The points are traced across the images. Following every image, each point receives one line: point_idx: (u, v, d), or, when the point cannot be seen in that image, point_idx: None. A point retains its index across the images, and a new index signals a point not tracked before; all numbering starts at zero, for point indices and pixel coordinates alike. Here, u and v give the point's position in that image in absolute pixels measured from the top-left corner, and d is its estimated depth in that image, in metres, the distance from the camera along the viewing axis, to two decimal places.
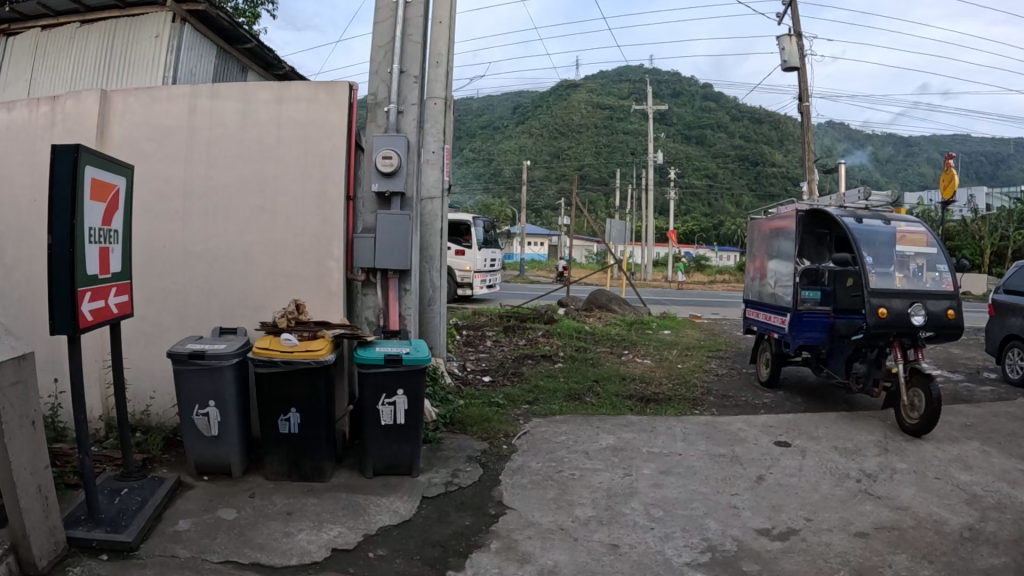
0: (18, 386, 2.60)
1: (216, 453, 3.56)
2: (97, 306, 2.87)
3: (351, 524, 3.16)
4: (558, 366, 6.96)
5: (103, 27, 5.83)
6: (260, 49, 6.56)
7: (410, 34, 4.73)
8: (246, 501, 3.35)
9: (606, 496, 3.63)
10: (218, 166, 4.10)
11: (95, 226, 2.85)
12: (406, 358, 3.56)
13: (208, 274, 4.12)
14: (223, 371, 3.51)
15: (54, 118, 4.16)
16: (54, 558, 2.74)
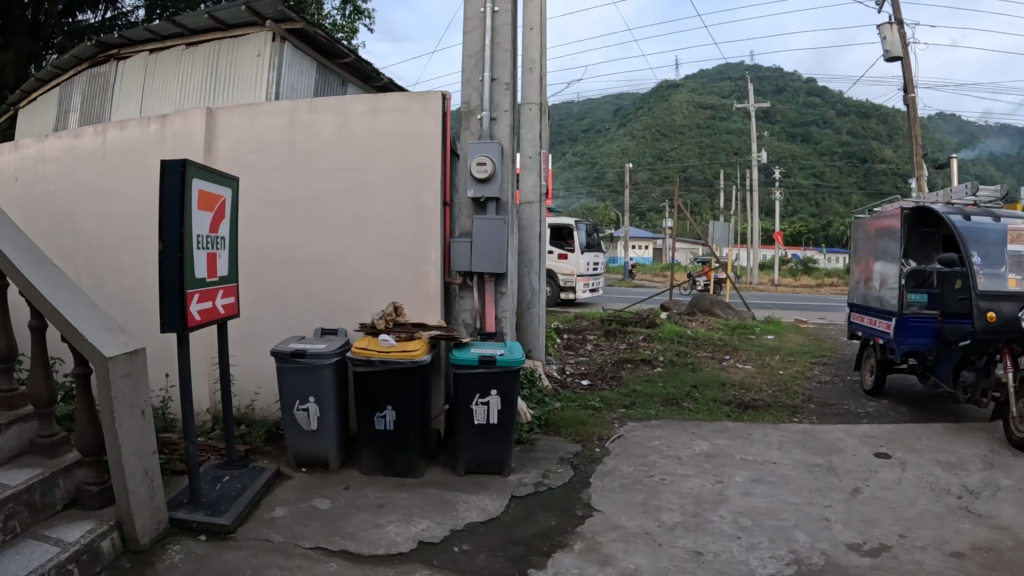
0: (130, 377, 2.82)
1: (315, 446, 3.75)
2: (205, 307, 3.07)
3: (439, 519, 3.27)
4: (657, 371, 6.96)
5: (206, 50, 6.22)
6: (358, 63, 6.75)
7: (500, 43, 4.80)
8: (340, 493, 3.52)
9: (694, 503, 3.65)
10: (317, 176, 4.30)
11: (203, 233, 3.04)
12: (500, 360, 3.65)
13: (310, 278, 4.33)
14: (322, 370, 3.68)
15: (164, 135, 4.45)
16: (156, 536, 2.96)
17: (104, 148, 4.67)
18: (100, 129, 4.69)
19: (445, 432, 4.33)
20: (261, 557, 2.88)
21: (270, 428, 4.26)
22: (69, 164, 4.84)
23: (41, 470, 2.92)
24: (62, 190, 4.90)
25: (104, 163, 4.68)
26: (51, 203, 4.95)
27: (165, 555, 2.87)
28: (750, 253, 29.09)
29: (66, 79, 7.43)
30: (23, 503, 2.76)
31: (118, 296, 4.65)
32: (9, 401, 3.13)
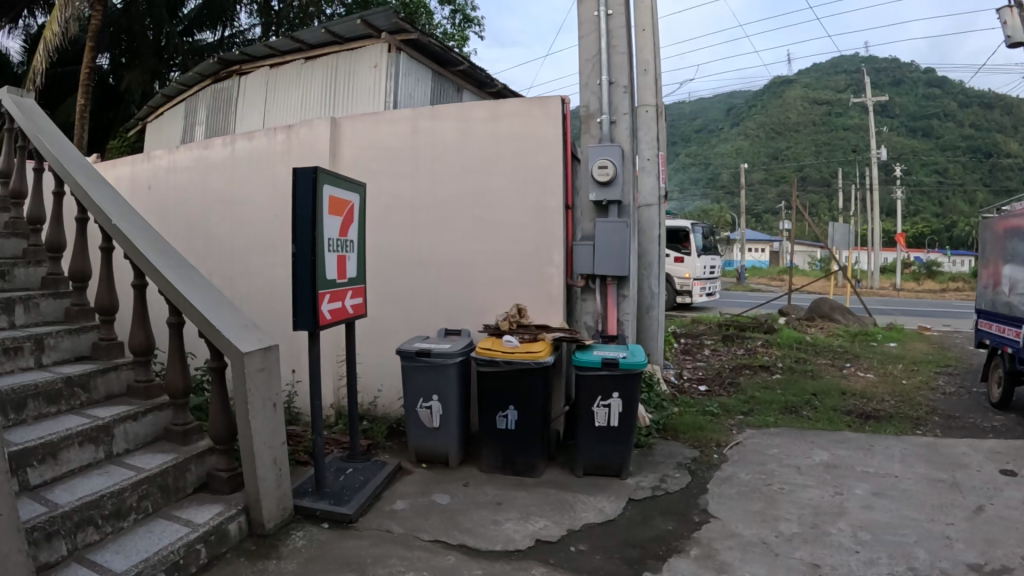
0: (263, 372, 2.98)
1: (437, 443, 3.85)
2: (335, 307, 3.22)
3: (556, 518, 3.31)
4: (776, 378, 6.77)
5: (326, 62, 6.51)
6: (472, 70, 6.88)
7: (615, 46, 4.79)
8: (459, 489, 3.61)
9: (813, 514, 3.54)
10: (440, 181, 4.42)
11: (333, 237, 3.18)
12: (622, 362, 3.65)
13: (435, 280, 4.46)
14: (446, 369, 3.78)
15: (290, 146, 4.65)
16: (281, 522, 3.11)
17: (233, 158, 4.94)
18: (229, 140, 4.97)
19: (564, 434, 4.37)
20: (384, 546, 2.99)
21: (393, 424, 4.40)
22: (199, 174, 5.15)
23: (175, 456, 3.11)
24: (194, 198, 5.22)
25: (233, 172, 4.95)
26: (184, 209, 5.27)
27: (289, 540, 3.02)
28: (872, 254, 27.94)
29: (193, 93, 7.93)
30: (156, 486, 2.93)
31: (250, 298, 4.92)
32: (148, 391, 3.37)
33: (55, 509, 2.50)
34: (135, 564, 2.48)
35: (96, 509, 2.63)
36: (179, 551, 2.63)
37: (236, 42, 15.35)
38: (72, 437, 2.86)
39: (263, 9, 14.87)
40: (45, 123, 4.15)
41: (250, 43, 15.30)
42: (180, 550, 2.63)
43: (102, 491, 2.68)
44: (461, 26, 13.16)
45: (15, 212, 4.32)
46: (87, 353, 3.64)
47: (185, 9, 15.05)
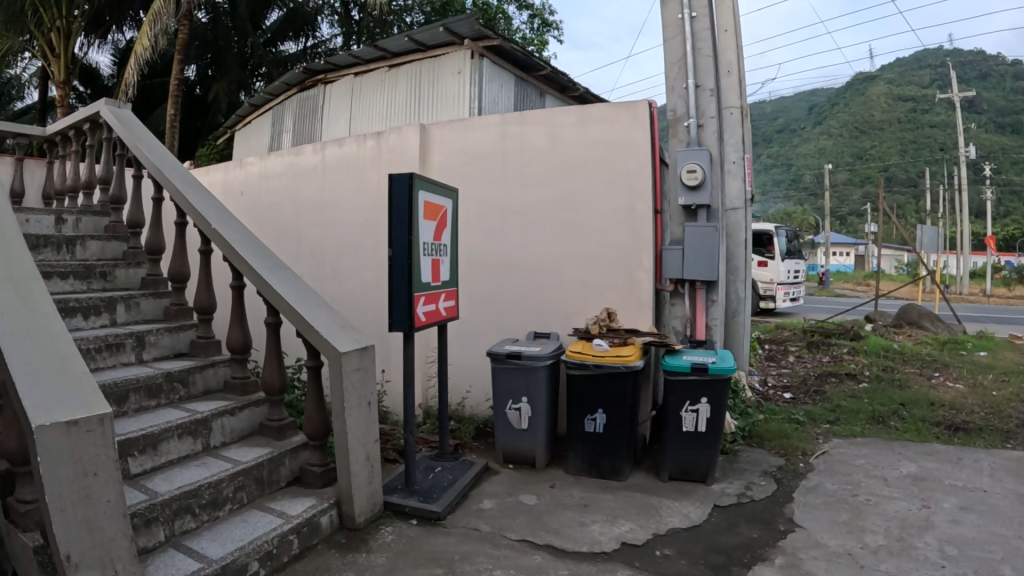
0: (360, 371, 3.09)
1: (524, 444, 3.91)
2: (430, 309, 3.30)
3: (642, 522, 3.32)
4: (863, 386, 6.58)
5: (410, 69, 6.77)
6: (554, 74, 6.97)
7: (701, 48, 4.76)
8: (546, 490, 3.66)
9: (899, 527, 3.44)
10: (530, 185, 4.49)
11: (428, 241, 3.26)
12: (711, 367, 3.63)
13: (525, 284, 4.52)
14: (536, 371, 3.83)
15: (381, 150, 4.83)
16: (370, 516, 3.21)
17: (324, 164, 5.12)
18: (320, 147, 5.14)
19: (650, 438, 4.37)
20: (472, 543, 3.06)
21: (480, 425, 4.50)
22: (291, 179, 5.35)
23: (270, 450, 3.25)
24: (285, 203, 5.43)
25: (324, 178, 5.15)
26: (278, 212, 5.49)
27: (379, 534, 3.11)
28: (961, 259, 26.81)
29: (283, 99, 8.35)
30: (252, 478, 3.07)
31: (341, 299, 5.10)
32: (244, 387, 3.53)
33: (155, 496, 2.65)
34: (231, 551, 2.60)
35: (193, 498, 2.77)
36: (272, 541, 2.73)
37: (320, 50, 15.78)
38: (172, 429, 3.02)
39: (342, 17, 15.26)
40: (143, 133, 4.36)
41: (332, 52, 15.74)
42: (274, 540, 2.74)
43: (200, 482, 2.82)
44: (536, 31, 13.25)
45: (117, 216, 4.57)
46: (185, 350, 3.84)
47: (269, 20, 15.60)
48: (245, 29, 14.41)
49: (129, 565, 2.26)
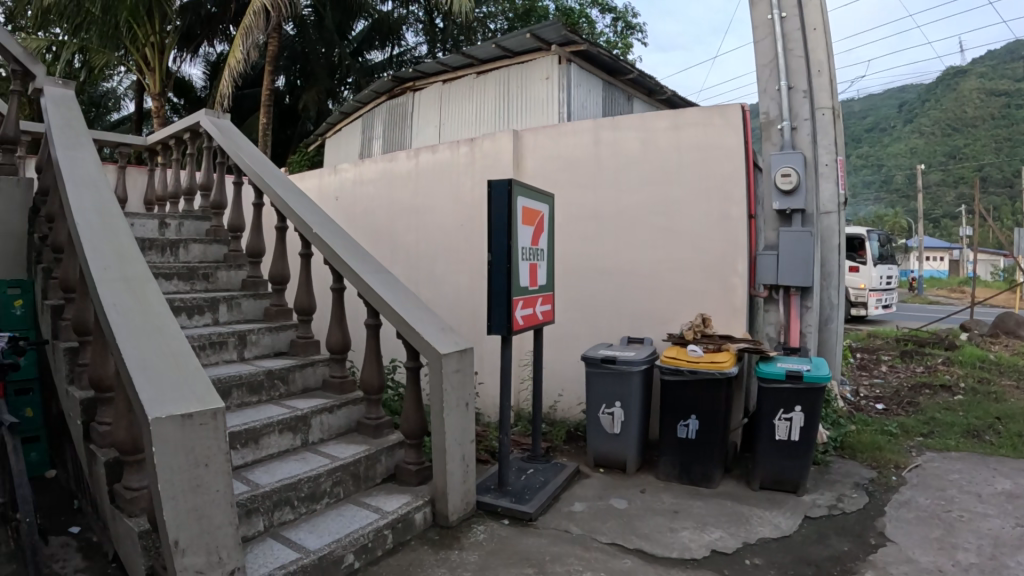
0: (459, 372, 3.15)
1: (615, 449, 3.92)
2: (527, 313, 3.34)
3: (732, 530, 3.28)
4: (959, 398, 6.33)
5: (499, 76, 7.10)
6: (641, 78, 7.17)
7: (792, 49, 4.67)
8: (637, 495, 3.65)
9: (995, 545, 3.29)
10: (623, 191, 4.50)
11: (526, 246, 3.31)
12: (806, 375, 3.57)
13: (619, 289, 4.53)
14: (630, 376, 3.83)
15: (473, 156, 4.95)
16: (463, 514, 3.26)
17: (417, 169, 5.32)
18: (413, 154, 5.34)
19: (742, 446, 4.33)
20: (562, 544, 3.08)
21: (572, 429, 4.56)
22: (384, 184, 5.57)
23: (367, 447, 3.35)
24: (380, 207, 5.67)
25: (418, 183, 5.34)
26: (374, 216, 5.72)
27: (471, 532, 3.16)
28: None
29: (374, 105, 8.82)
30: (349, 474, 3.16)
31: (439, 302, 5.24)
32: (341, 386, 3.65)
33: (257, 489, 2.76)
34: (328, 543, 2.68)
35: (293, 491, 2.87)
36: (368, 535, 2.81)
37: (406, 59, 16.11)
38: (273, 424, 3.14)
39: (427, 27, 15.89)
40: (239, 140, 4.52)
41: (417, 59, 16.07)
42: (369, 533, 2.82)
43: (299, 475, 2.92)
44: (619, 36, 13.37)
45: (218, 220, 4.76)
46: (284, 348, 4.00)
47: (353, 32, 16.08)
48: (331, 40, 14.81)
49: (235, 553, 2.31)
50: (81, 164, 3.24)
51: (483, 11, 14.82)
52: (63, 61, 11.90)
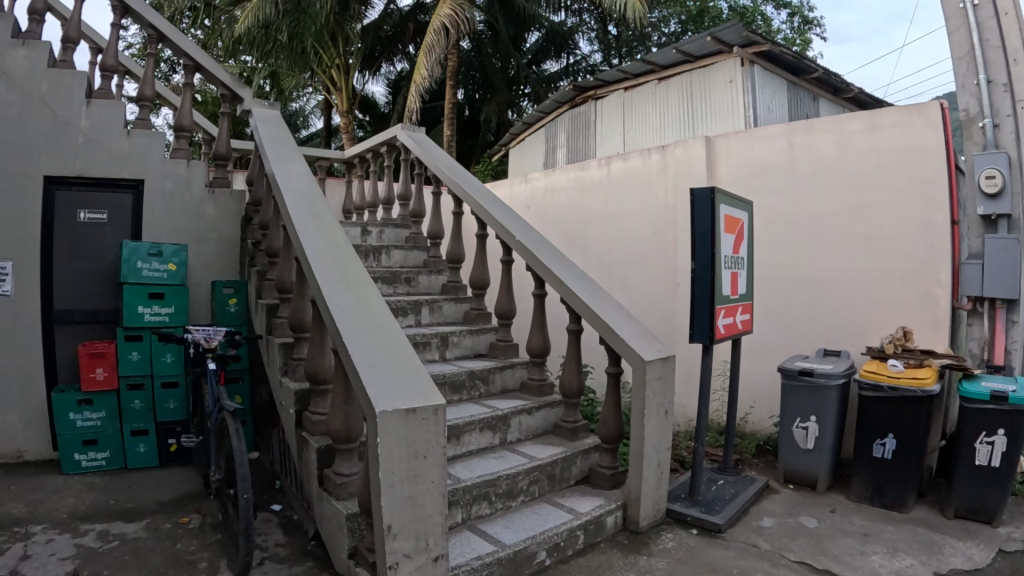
0: (661, 379, 3.84)
1: (808, 464, 4.16)
2: (729, 321, 4.04)
3: (923, 559, 3.24)
4: None
5: (680, 80, 7.50)
6: (825, 76, 7.36)
7: (988, 39, 4.42)
8: (827, 515, 3.84)
9: None
10: (823, 195, 4.47)
11: (728, 254, 4.01)
12: (1012, 396, 3.50)
13: (817, 297, 4.50)
14: (827, 391, 4.04)
15: (667, 163, 5.25)
16: (654, 520, 3.89)
17: (609, 176, 5.75)
18: (604, 161, 5.80)
19: (936, 471, 4.26)
20: (749, 558, 3.37)
21: (761, 442, 4.67)
22: (574, 192, 6.09)
23: (564, 452, 4.31)
24: (575, 216, 6.11)
25: (612, 191, 5.73)
26: (573, 223, 6.14)
27: (659, 538, 3.75)
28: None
29: (556, 114, 9.47)
30: (544, 474, 4.06)
31: (645, 307, 5.48)
32: (539, 388, 4.91)
33: (459, 483, 3.60)
34: (523, 540, 3.28)
35: (490, 488, 3.70)
36: (561, 534, 3.41)
37: (581, 66, 17.14)
38: (474, 424, 4.22)
39: (601, 37, 16.98)
40: (430, 148, 6.27)
41: (591, 67, 17.31)
42: (562, 534, 3.41)
43: (499, 474, 3.78)
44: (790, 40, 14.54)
45: (415, 227, 6.68)
46: (484, 348, 5.54)
47: (529, 42, 17.17)
48: (507, 53, 15.39)
49: (438, 543, 2.75)
50: (295, 177, 4.23)
51: (657, 17, 16.24)
52: (259, 84, 13.28)
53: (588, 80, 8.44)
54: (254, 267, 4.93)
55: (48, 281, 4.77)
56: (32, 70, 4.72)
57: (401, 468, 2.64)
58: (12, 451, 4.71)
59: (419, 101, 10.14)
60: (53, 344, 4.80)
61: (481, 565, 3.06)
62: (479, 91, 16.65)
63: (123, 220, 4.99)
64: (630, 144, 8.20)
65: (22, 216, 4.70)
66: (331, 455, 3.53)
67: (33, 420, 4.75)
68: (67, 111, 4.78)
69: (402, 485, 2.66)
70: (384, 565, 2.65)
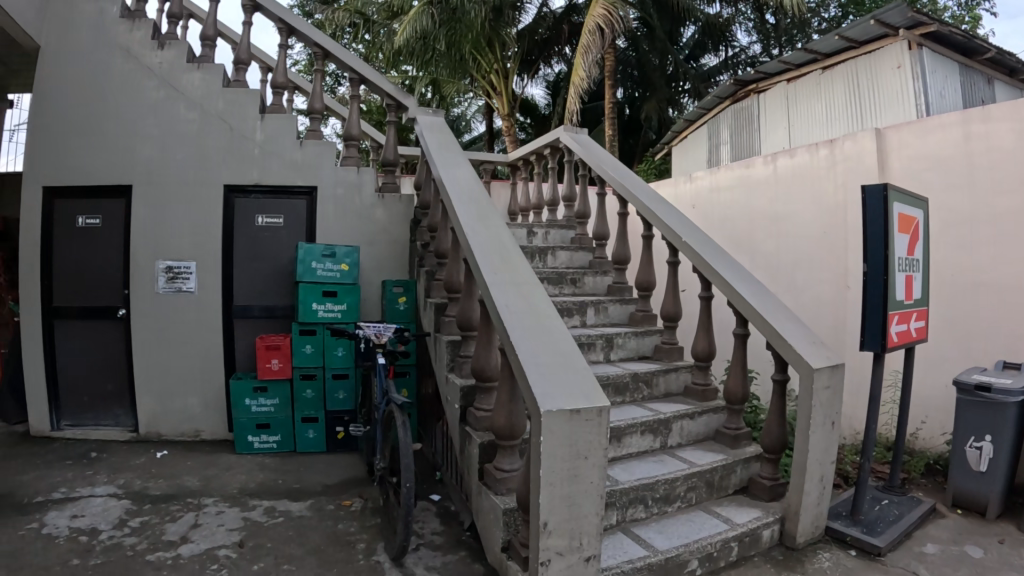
0: (829, 390, 3.69)
1: (980, 488, 3.80)
2: (901, 329, 3.80)
3: None
4: None
5: (842, 70, 7.09)
6: (1001, 56, 6.75)
7: None
8: (996, 545, 3.54)
9: None
10: (998, 191, 4.04)
11: (902, 255, 3.76)
12: None
13: (1000, 302, 4.04)
14: (1005, 409, 3.68)
15: (835, 158, 4.90)
16: (811, 538, 3.74)
17: (776, 175, 5.40)
18: (770, 158, 5.47)
19: None
20: None
21: (931, 462, 4.29)
22: (741, 191, 5.77)
23: (725, 460, 4.20)
24: (738, 216, 5.82)
25: (778, 189, 5.40)
26: (736, 223, 5.85)
27: (815, 557, 3.60)
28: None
29: (716, 112, 9.26)
30: (704, 481, 3.99)
31: (816, 312, 5.03)
32: (702, 393, 4.85)
33: (618, 484, 3.66)
34: (676, 547, 3.33)
35: (649, 492, 3.72)
36: (715, 545, 3.41)
37: (741, 60, 17.11)
38: (636, 427, 4.23)
39: (759, 26, 16.72)
40: (593, 149, 6.27)
41: (752, 58, 17.20)
42: (716, 544, 3.42)
43: (657, 479, 3.77)
44: (963, 13, 13.80)
45: (581, 228, 6.72)
46: (648, 351, 5.54)
47: (686, 38, 17.38)
48: (665, 48, 15.79)
49: (592, 543, 2.81)
50: (460, 180, 4.45)
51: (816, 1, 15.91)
52: (420, 92, 13.76)
53: (748, 73, 8.22)
54: (423, 268, 5.16)
55: (228, 281, 5.24)
56: (210, 91, 5.21)
57: (562, 467, 2.72)
58: (191, 431, 5.24)
59: (579, 102, 10.13)
60: (233, 337, 5.26)
61: (633, 568, 3.14)
62: (638, 91, 17.09)
63: (298, 223, 5.37)
64: (796, 138, 7.84)
65: (205, 222, 5.20)
66: (491, 451, 3.69)
67: (211, 404, 5.26)
68: (243, 126, 5.23)
69: (562, 483, 2.74)
70: (536, 561, 2.75)
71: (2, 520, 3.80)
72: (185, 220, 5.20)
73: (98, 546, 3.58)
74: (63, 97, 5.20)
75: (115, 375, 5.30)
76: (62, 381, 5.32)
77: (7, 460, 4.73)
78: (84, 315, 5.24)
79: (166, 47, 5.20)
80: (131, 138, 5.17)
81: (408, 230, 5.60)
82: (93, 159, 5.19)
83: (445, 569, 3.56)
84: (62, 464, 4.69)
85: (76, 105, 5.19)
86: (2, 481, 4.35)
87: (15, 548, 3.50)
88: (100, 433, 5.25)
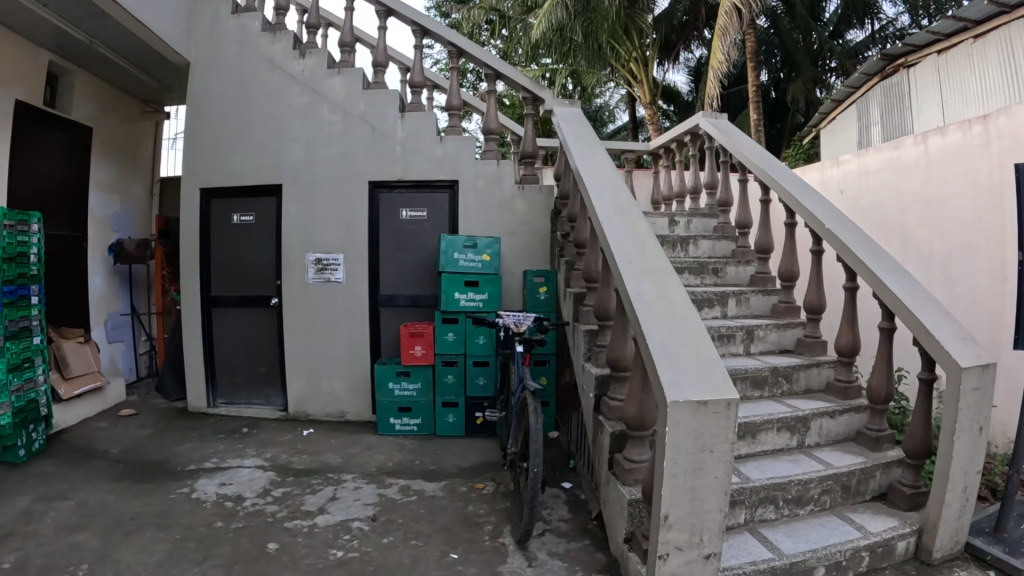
0: (977, 392, 3.34)
1: None
2: None
3: None
4: None
5: (996, 38, 6.42)
6: None
7: None
8: None
9: None
10: None
11: None
12: None
13: None
14: None
15: (989, 136, 4.46)
16: (948, 554, 3.47)
17: (926, 156, 5.00)
18: (921, 138, 5.06)
19: None
20: None
21: None
22: (891, 173, 5.38)
23: (865, 463, 3.91)
24: (888, 199, 5.43)
25: (930, 170, 4.99)
26: (885, 209, 5.46)
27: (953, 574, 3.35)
28: None
29: (867, 88, 8.69)
30: (839, 485, 3.77)
31: (969, 307, 4.66)
32: (844, 391, 4.51)
33: (747, 482, 3.55)
34: (803, 552, 3.21)
35: (781, 492, 3.58)
36: (844, 554, 3.25)
37: (889, 32, 16.35)
38: (772, 424, 4.06)
39: None
40: (733, 134, 6.05)
41: (901, 31, 16.31)
42: (846, 552, 3.26)
43: (790, 479, 3.62)
44: None
45: (723, 217, 6.50)
46: (789, 344, 5.26)
47: (828, 14, 16.91)
48: (807, 25, 15.39)
49: (713, 540, 2.70)
50: (596, 169, 4.43)
51: None
52: (562, 85, 13.76)
53: (897, 46, 7.64)
54: (562, 258, 5.19)
55: (373, 272, 5.59)
56: (351, 94, 5.55)
57: (687, 459, 2.62)
58: (337, 411, 5.67)
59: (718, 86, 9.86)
60: (378, 325, 5.61)
61: (754, 570, 3.08)
62: (785, 71, 16.52)
63: (440, 217, 5.63)
64: (952, 114, 7.19)
65: (351, 217, 5.57)
66: (622, 442, 3.67)
67: (355, 387, 5.65)
68: (383, 125, 5.53)
69: (687, 476, 2.65)
70: (655, 553, 2.71)
71: (159, 485, 4.31)
72: (332, 216, 5.59)
73: (241, 512, 3.99)
74: (221, 107, 5.76)
75: (266, 359, 5.85)
76: (219, 364, 5.95)
77: (167, 432, 5.37)
78: (243, 303, 5.82)
79: (307, 55, 5.61)
80: (280, 140, 5.64)
81: (548, 221, 5.61)
82: (248, 161, 5.71)
83: (568, 556, 3.62)
84: (216, 437, 5.26)
85: (230, 113, 5.74)
86: (163, 451, 4.93)
87: (167, 509, 3.97)
88: (252, 411, 5.83)
